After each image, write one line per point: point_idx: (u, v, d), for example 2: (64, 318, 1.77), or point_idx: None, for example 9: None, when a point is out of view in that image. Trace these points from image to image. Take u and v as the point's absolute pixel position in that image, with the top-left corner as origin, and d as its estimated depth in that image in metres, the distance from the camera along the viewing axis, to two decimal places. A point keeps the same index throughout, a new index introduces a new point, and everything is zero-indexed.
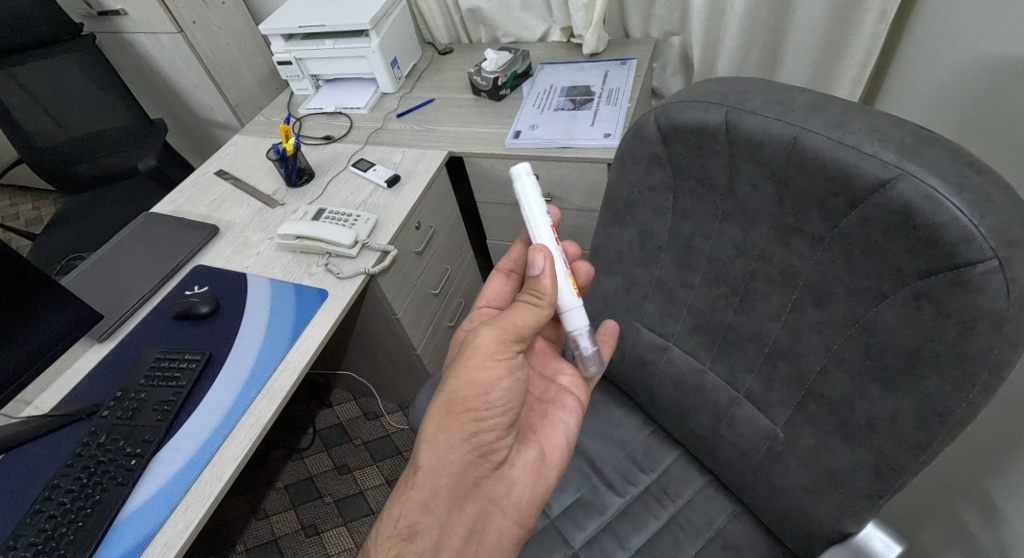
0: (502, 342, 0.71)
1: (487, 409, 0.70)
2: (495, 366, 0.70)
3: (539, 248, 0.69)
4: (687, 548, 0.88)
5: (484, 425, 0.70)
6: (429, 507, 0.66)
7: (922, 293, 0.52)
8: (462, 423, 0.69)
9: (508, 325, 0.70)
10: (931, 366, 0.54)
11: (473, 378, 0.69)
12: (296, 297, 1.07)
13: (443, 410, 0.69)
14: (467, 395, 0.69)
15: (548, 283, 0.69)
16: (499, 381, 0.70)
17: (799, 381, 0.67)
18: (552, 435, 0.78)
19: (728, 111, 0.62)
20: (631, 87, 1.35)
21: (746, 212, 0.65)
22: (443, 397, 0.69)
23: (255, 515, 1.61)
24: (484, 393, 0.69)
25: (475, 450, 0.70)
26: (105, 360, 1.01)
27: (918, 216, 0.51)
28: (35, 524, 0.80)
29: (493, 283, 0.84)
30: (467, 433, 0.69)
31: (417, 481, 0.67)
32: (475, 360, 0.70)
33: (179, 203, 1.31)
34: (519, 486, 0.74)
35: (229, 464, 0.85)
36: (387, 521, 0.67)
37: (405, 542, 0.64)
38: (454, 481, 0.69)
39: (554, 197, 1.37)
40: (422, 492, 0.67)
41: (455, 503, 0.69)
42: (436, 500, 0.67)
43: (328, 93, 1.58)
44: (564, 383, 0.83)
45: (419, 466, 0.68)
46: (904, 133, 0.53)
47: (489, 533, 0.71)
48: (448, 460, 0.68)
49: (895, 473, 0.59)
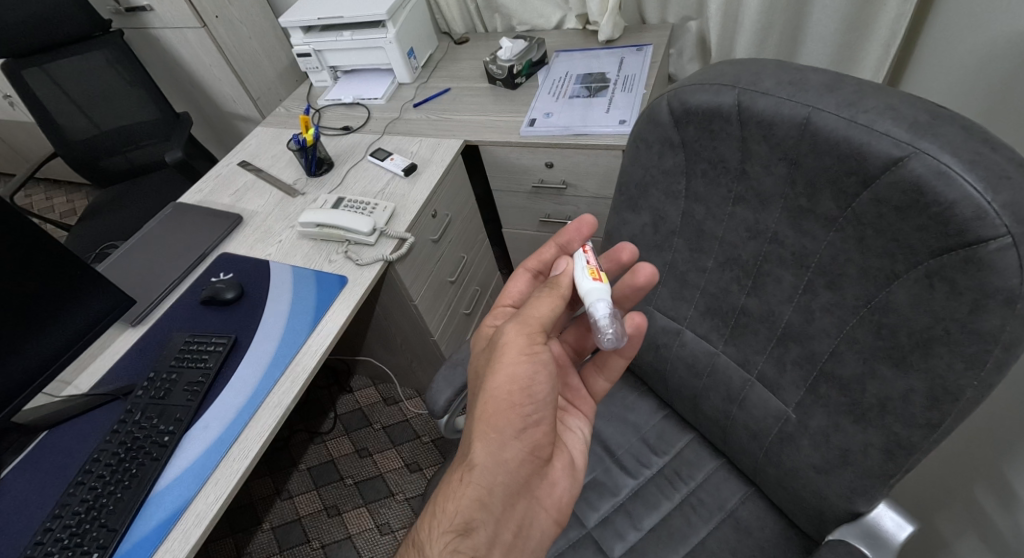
0: (531, 338, 0.67)
1: (531, 403, 0.68)
2: (531, 361, 0.67)
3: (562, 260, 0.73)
4: (699, 529, 0.89)
5: (530, 420, 0.68)
6: (484, 503, 0.67)
7: (934, 272, 0.53)
8: (509, 420, 0.67)
9: (531, 318, 0.68)
10: (942, 344, 0.54)
11: (510, 374, 0.66)
12: (317, 282, 1.10)
13: (492, 408, 0.67)
14: (509, 393, 0.67)
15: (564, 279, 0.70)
16: (540, 374, 0.67)
17: (810, 362, 0.67)
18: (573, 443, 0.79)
19: (740, 93, 0.62)
20: (646, 74, 1.35)
21: (758, 194, 0.65)
22: (489, 396, 0.67)
23: (279, 495, 1.66)
24: (525, 388, 0.67)
25: (527, 446, 0.69)
26: (138, 343, 1.05)
27: (930, 193, 0.51)
28: (77, 494, 0.85)
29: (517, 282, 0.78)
30: (516, 429, 0.68)
31: (473, 477, 0.67)
32: (509, 356, 0.67)
33: (204, 194, 1.35)
34: (561, 485, 0.75)
35: (255, 442, 0.88)
36: (441, 514, 0.68)
37: (462, 538, 0.66)
38: (508, 479, 0.68)
39: (569, 184, 1.38)
40: (478, 488, 0.67)
41: (508, 500, 0.69)
42: (492, 496, 0.68)
43: (346, 85, 1.60)
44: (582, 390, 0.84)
45: (473, 464, 0.67)
46: (918, 111, 0.53)
47: (534, 530, 0.73)
48: (500, 457, 0.67)
49: (906, 452, 0.60)
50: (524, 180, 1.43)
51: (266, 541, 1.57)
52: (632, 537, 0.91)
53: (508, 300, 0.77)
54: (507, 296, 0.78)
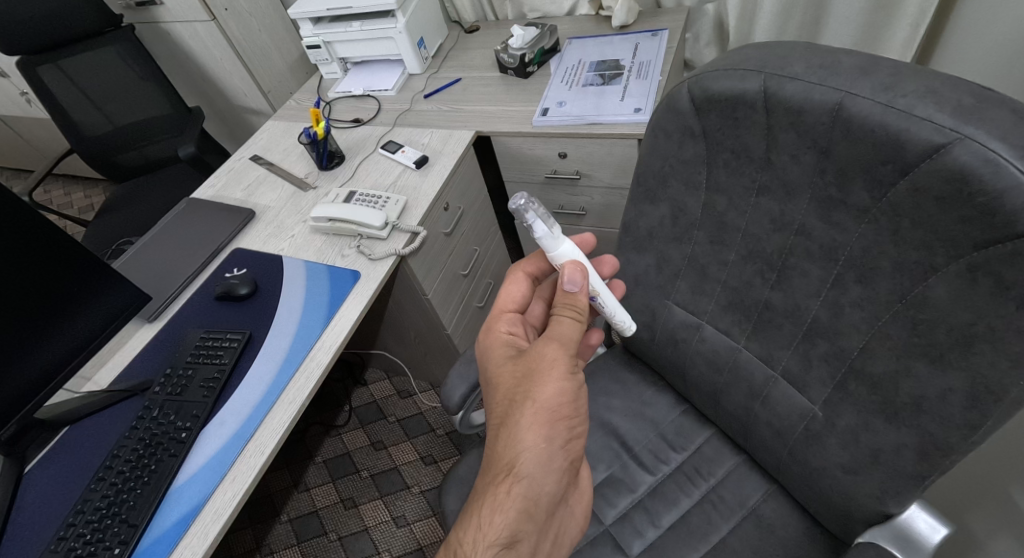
0: (570, 356, 0.68)
1: (577, 417, 0.67)
2: (575, 376, 0.68)
3: (569, 263, 0.70)
4: (720, 527, 0.87)
5: (576, 433, 0.68)
6: (531, 516, 0.65)
7: (978, 265, 0.50)
8: (559, 433, 0.66)
9: (568, 337, 0.69)
10: (985, 342, 0.51)
11: (562, 388, 0.66)
12: (329, 278, 1.08)
13: (544, 420, 0.65)
14: (561, 405, 0.66)
15: (582, 299, 0.70)
16: (582, 388, 0.68)
17: (839, 359, 0.65)
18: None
19: (767, 78, 0.59)
20: (662, 59, 1.31)
21: (786, 183, 0.62)
22: (541, 407, 0.65)
23: (297, 488, 1.66)
24: (574, 401, 0.67)
25: (570, 456, 0.68)
26: (155, 339, 1.04)
27: (975, 182, 0.48)
28: (98, 490, 0.85)
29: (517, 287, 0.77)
30: (565, 440, 0.66)
31: (519, 490, 0.64)
32: (556, 372, 0.66)
33: (216, 189, 1.34)
34: (584, 491, 0.76)
35: (271, 439, 0.88)
36: (485, 529, 0.64)
37: (507, 550, 0.63)
38: (552, 491, 0.66)
39: (583, 174, 1.35)
40: (525, 500, 0.64)
41: (552, 509, 0.67)
42: (537, 509, 0.65)
43: (356, 76, 1.58)
44: None
45: (523, 476, 0.64)
46: (962, 94, 0.50)
47: (562, 537, 0.72)
48: (550, 470, 0.65)
49: (942, 453, 0.57)
50: (537, 171, 1.40)
51: (284, 533, 1.58)
52: (650, 534, 0.90)
53: (511, 306, 0.77)
54: (508, 300, 0.77)
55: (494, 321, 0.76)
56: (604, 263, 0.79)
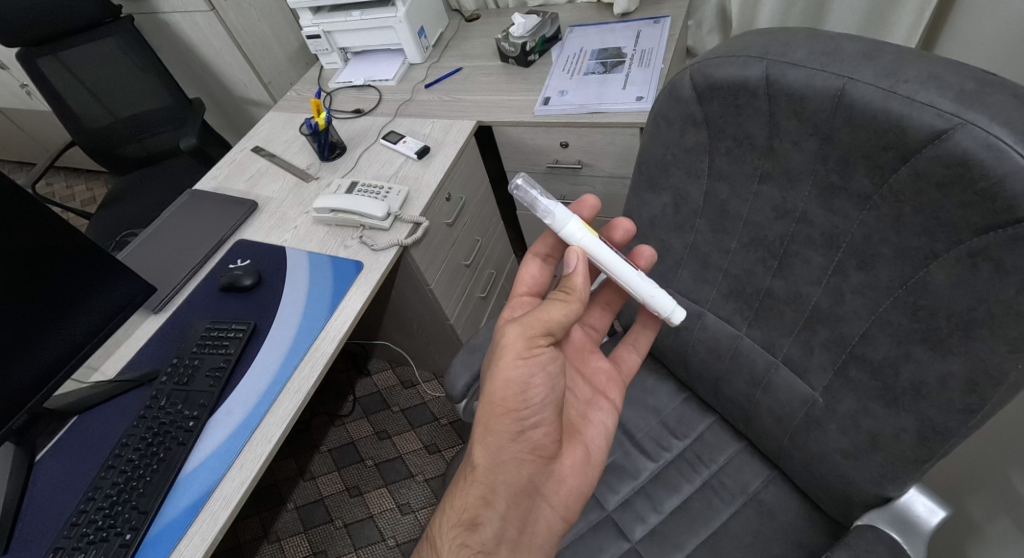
0: (526, 344, 0.67)
1: (527, 408, 0.69)
2: (526, 365, 0.67)
3: (573, 248, 0.70)
4: (721, 512, 0.89)
5: (529, 423, 0.70)
6: (488, 501, 0.70)
7: (978, 251, 0.50)
8: (506, 424, 0.69)
9: (536, 320, 0.67)
10: (984, 327, 0.52)
11: (507, 379, 0.67)
12: (333, 268, 1.09)
13: (489, 411, 0.69)
14: (505, 397, 0.68)
15: (579, 280, 0.69)
16: (533, 378, 0.68)
17: (840, 345, 0.66)
18: (595, 435, 0.79)
19: (769, 66, 0.59)
20: (664, 47, 1.31)
21: (787, 171, 0.63)
22: (485, 399, 0.69)
23: (303, 476, 1.68)
24: (520, 393, 0.68)
25: (524, 447, 0.71)
26: (160, 330, 1.05)
27: (978, 167, 0.48)
28: (108, 478, 0.85)
29: (530, 268, 0.77)
30: (512, 432, 0.69)
31: (476, 477, 0.71)
32: (506, 361, 0.67)
33: (219, 180, 1.34)
34: (569, 482, 0.76)
35: (277, 426, 0.89)
36: (450, 511, 0.72)
37: (468, 532, 0.70)
38: (508, 479, 0.71)
39: (585, 164, 1.36)
40: (481, 486, 0.71)
41: (513, 498, 0.72)
42: (495, 495, 0.71)
43: (357, 66, 1.58)
44: (599, 382, 0.83)
45: (476, 463, 0.71)
46: (965, 79, 0.50)
47: (539, 526, 0.74)
48: (501, 459, 0.70)
49: (941, 438, 0.58)
50: (539, 161, 1.40)
51: (291, 521, 1.59)
52: (652, 519, 0.91)
53: (526, 289, 0.77)
54: (522, 283, 0.77)
55: (510, 307, 0.77)
56: (616, 227, 0.76)
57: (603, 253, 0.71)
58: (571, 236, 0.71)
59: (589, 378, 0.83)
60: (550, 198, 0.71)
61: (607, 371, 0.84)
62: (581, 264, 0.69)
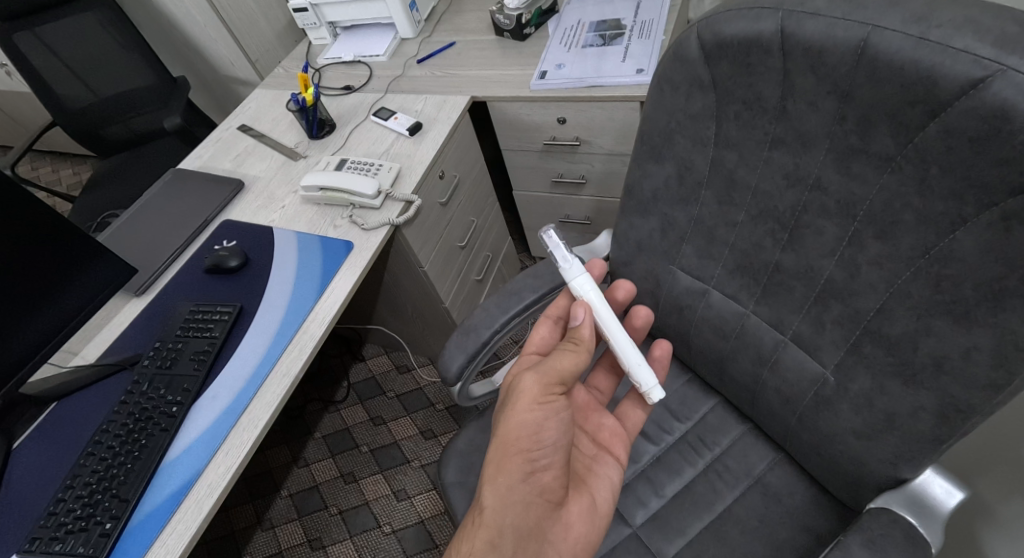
0: (545, 387, 0.66)
1: (539, 449, 0.66)
2: (542, 409, 0.65)
3: (580, 302, 0.69)
4: (724, 496, 0.87)
5: (539, 465, 0.66)
6: (495, 546, 0.63)
7: (1012, 213, 0.46)
8: (517, 463, 0.65)
9: (551, 369, 0.66)
10: (1015, 296, 0.48)
11: (522, 422, 0.64)
12: (322, 248, 1.06)
13: (500, 452, 0.65)
14: (518, 438, 0.65)
15: (587, 332, 0.68)
16: (546, 422, 0.65)
17: (854, 320, 0.63)
18: (600, 487, 0.72)
19: (785, 17, 0.55)
20: (665, 18, 1.26)
21: (801, 134, 0.59)
22: (497, 440, 0.66)
23: (297, 463, 1.65)
24: (536, 434, 0.65)
25: (534, 490, 0.66)
26: (143, 313, 1.01)
27: (1016, 119, 0.44)
28: (88, 466, 0.82)
29: (540, 329, 0.74)
30: (525, 471, 0.65)
31: (483, 519, 0.64)
32: (521, 404, 0.65)
33: (205, 159, 1.29)
34: (576, 531, 0.69)
35: (264, 412, 0.85)
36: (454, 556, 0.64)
37: None
38: (516, 522, 0.64)
39: (583, 141, 1.31)
40: (489, 530, 0.64)
41: (520, 543, 0.64)
42: (502, 539, 0.63)
43: (346, 41, 1.52)
44: (604, 437, 0.78)
45: (483, 505, 0.65)
46: (1004, 23, 0.46)
47: None
48: (510, 501, 0.64)
49: (963, 416, 0.55)
50: (536, 138, 1.36)
51: (285, 508, 1.57)
52: (654, 504, 0.89)
53: (536, 347, 0.73)
54: (530, 343, 0.74)
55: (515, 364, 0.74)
56: (618, 287, 0.78)
57: (608, 320, 0.69)
58: (581, 290, 0.71)
59: (592, 436, 0.77)
60: (565, 247, 0.73)
61: (611, 428, 0.78)
62: (584, 323, 0.68)
